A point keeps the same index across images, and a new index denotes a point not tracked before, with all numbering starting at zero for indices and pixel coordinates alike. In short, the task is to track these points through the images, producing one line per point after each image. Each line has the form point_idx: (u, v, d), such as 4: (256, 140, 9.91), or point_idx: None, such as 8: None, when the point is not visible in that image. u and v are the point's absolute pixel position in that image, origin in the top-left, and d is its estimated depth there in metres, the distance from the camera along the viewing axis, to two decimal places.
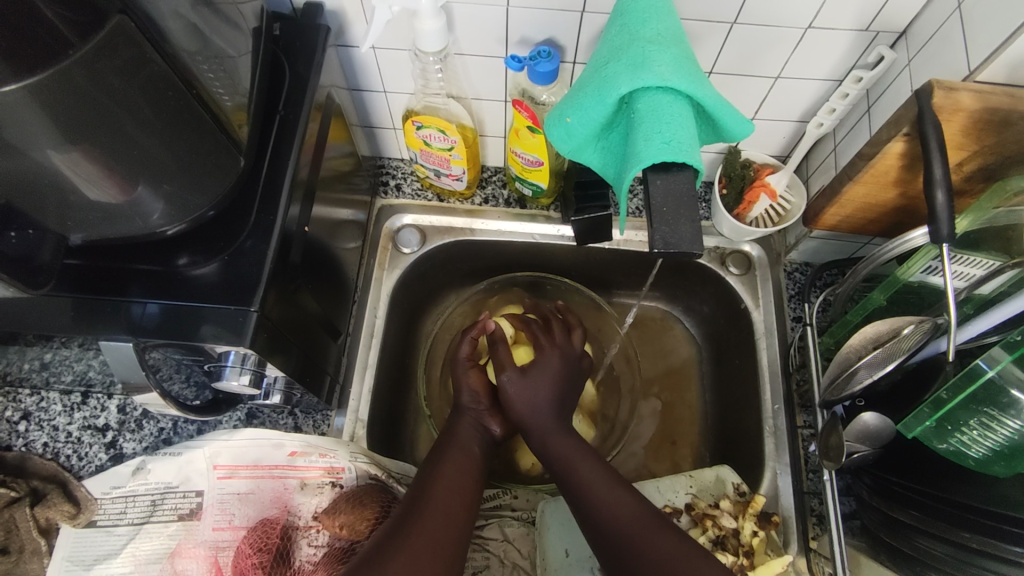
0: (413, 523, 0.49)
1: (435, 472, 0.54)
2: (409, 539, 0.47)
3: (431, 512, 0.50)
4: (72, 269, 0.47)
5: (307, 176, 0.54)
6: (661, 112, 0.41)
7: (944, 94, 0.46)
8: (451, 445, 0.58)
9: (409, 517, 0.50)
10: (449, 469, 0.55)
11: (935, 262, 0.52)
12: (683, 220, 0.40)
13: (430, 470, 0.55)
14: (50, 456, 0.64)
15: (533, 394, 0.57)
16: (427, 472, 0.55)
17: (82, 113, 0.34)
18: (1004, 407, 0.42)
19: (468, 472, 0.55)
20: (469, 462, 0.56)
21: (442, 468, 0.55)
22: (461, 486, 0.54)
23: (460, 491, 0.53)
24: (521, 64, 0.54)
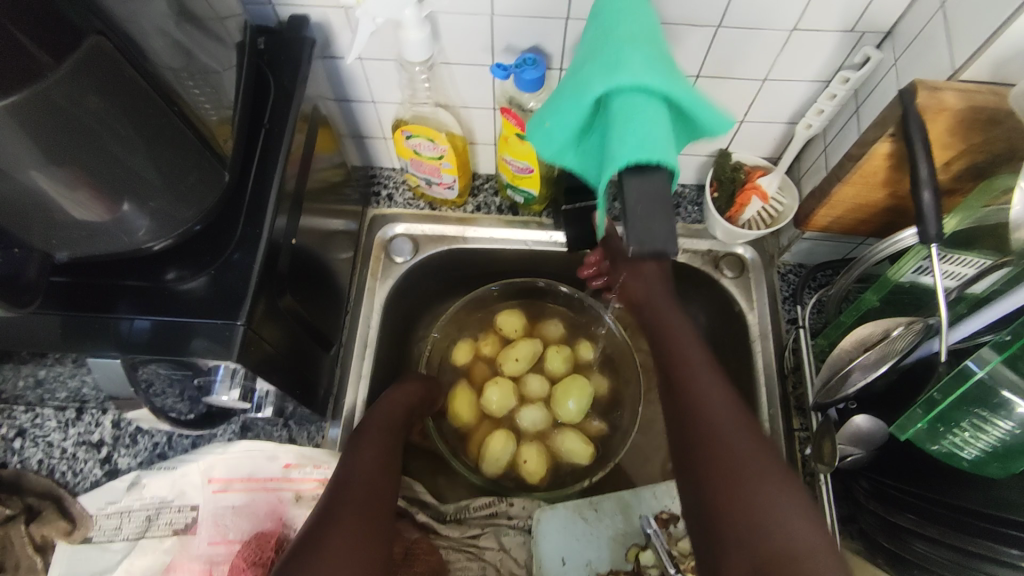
0: (337, 506, 0.49)
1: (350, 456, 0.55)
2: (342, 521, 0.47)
3: (364, 481, 0.52)
4: (60, 286, 0.47)
5: (295, 187, 0.54)
6: (634, 113, 0.40)
7: (929, 94, 0.46)
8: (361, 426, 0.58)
9: (334, 501, 0.50)
10: (365, 448, 0.55)
11: (925, 262, 0.52)
12: (658, 220, 0.39)
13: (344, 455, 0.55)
14: (45, 473, 0.64)
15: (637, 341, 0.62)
16: (346, 454, 0.55)
17: (64, 132, 0.34)
18: (996, 408, 0.42)
19: (388, 434, 0.58)
20: (382, 440, 0.57)
21: (363, 433, 0.57)
22: (379, 466, 0.54)
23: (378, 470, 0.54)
24: (507, 72, 0.54)
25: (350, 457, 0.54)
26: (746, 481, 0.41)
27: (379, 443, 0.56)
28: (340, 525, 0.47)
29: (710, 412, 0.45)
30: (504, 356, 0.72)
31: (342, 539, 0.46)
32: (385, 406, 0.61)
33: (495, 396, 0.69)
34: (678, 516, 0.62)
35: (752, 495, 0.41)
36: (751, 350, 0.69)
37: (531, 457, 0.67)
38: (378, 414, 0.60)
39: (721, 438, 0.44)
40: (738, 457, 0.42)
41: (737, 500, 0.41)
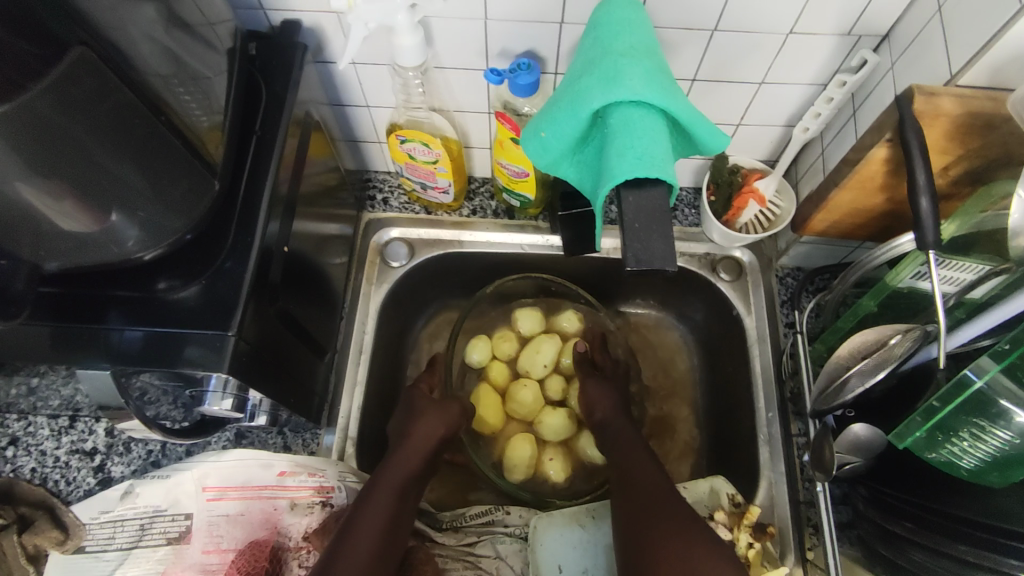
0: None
1: (349, 527, 0.52)
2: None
3: (352, 558, 0.49)
4: (49, 297, 0.47)
5: (288, 192, 0.54)
6: (633, 127, 0.40)
7: (926, 99, 0.45)
8: (365, 488, 0.55)
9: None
10: (368, 519, 0.52)
11: (923, 268, 0.51)
12: (655, 238, 0.38)
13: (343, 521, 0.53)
14: (38, 481, 0.63)
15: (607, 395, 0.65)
16: (346, 521, 0.52)
17: (48, 144, 0.34)
18: (995, 417, 0.42)
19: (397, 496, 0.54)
20: (387, 505, 0.53)
21: (370, 497, 0.53)
22: (378, 540, 0.51)
23: (376, 544, 0.51)
24: (501, 77, 0.53)
25: (348, 528, 0.51)
26: (658, 533, 0.49)
27: (382, 509, 0.53)
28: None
29: (651, 493, 0.52)
30: (527, 354, 0.72)
31: None
32: (397, 459, 0.57)
33: (526, 398, 0.69)
34: None
35: (667, 540, 0.48)
36: (748, 354, 0.69)
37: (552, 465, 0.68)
38: (391, 473, 0.56)
39: (647, 501, 0.52)
40: (658, 513, 0.50)
41: (661, 556, 0.47)
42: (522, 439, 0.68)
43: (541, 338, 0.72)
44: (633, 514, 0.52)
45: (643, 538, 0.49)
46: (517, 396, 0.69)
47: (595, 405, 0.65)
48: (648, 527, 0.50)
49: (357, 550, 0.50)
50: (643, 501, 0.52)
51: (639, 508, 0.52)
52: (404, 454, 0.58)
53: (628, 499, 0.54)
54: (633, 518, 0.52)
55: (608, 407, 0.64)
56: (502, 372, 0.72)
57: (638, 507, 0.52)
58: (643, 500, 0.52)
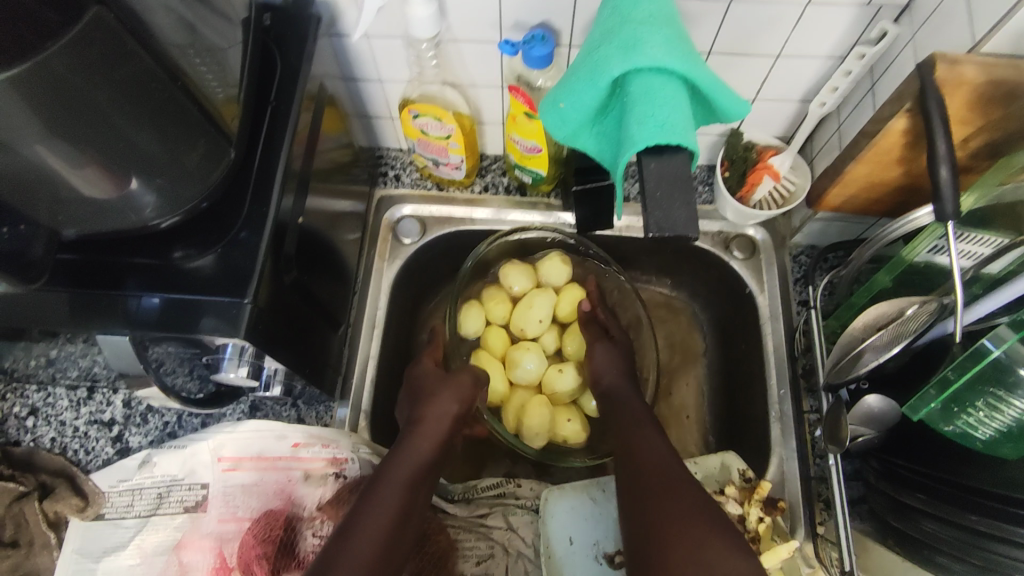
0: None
1: (368, 491, 0.52)
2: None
3: (370, 517, 0.49)
4: (68, 263, 0.47)
5: (301, 167, 0.54)
6: (654, 94, 0.40)
7: (948, 68, 0.44)
8: (370, 482, 0.52)
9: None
10: (378, 494, 0.51)
11: (940, 242, 0.51)
12: (677, 203, 0.38)
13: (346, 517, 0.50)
14: (58, 450, 0.64)
15: (613, 363, 0.65)
16: (349, 517, 0.50)
17: (66, 106, 0.34)
18: (1011, 386, 0.42)
19: (419, 462, 0.54)
20: (394, 500, 0.51)
21: (390, 462, 0.54)
22: (385, 535, 0.48)
23: (383, 540, 0.48)
24: (515, 49, 0.53)
25: (352, 523, 0.49)
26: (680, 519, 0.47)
27: (389, 504, 0.50)
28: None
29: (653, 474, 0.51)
30: (523, 311, 0.70)
31: None
32: (403, 453, 0.55)
33: (530, 362, 0.68)
34: None
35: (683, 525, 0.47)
36: (760, 332, 0.69)
37: (569, 424, 0.68)
38: (397, 467, 0.53)
39: (673, 484, 0.50)
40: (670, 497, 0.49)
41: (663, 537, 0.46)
42: (537, 402, 0.67)
43: (535, 293, 0.70)
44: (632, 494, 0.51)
45: (652, 526, 0.48)
46: (521, 359, 0.68)
47: (602, 372, 0.64)
48: (660, 512, 0.48)
49: (359, 545, 0.47)
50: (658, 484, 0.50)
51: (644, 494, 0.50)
52: (410, 445, 0.55)
53: (636, 483, 0.52)
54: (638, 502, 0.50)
55: (614, 375, 0.64)
56: (498, 338, 0.71)
57: (644, 490, 0.51)
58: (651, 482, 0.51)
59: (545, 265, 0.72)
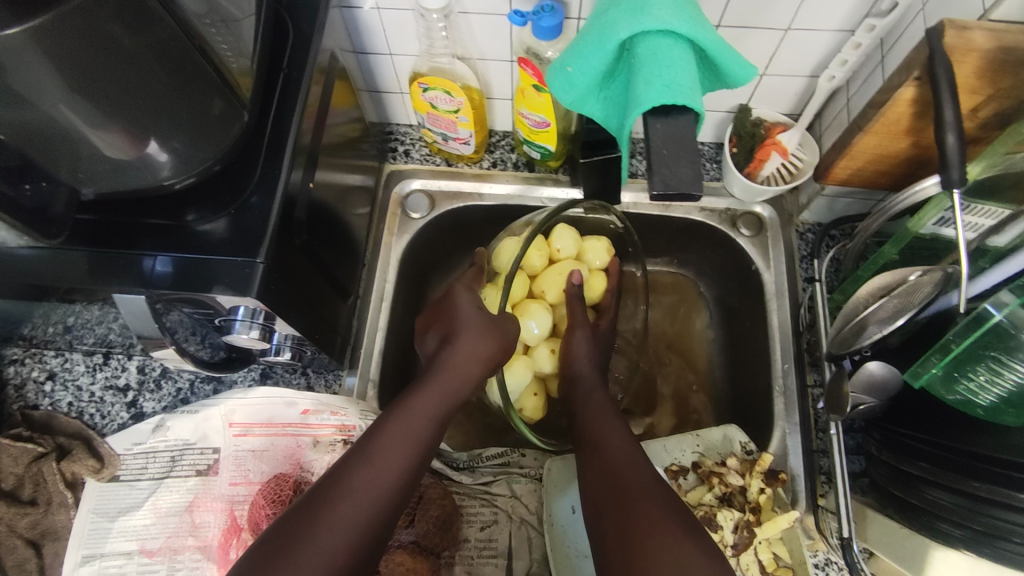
0: (322, 509, 0.45)
1: (381, 425, 0.51)
2: (318, 535, 0.44)
3: (378, 454, 0.49)
4: (85, 224, 0.49)
5: (311, 142, 0.54)
6: (661, 56, 0.40)
7: (957, 34, 0.44)
8: (394, 412, 0.52)
9: (323, 506, 0.45)
10: (391, 430, 0.51)
11: (946, 213, 0.51)
12: (683, 163, 0.39)
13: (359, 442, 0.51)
14: (74, 414, 0.66)
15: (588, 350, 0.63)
16: (362, 443, 0.50)
17: (86, 62, 0.35)
18: (1014, 350, 0.43)
19: (440, 398, 0.53)
20: (409, 440, 0.50)
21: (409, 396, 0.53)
22: (395, 474, 0.49)
23: (392, 477, 0.48)
24: (524, 19, 0.53)
25: (367, 455, 0.49)
26: (649, 525, 0.46)
27: (401, 442, 0.50)
28: (314, 537, 0.44)
29: (630, 476, 0.50)
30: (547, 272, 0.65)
31: (325, 521, 0.44)
32: (432, 387, 0.54)
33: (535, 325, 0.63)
34: (688, 469, 0.62)
35: (654, 529, 0.45)
36: (766, 308, 0.69)
37: (530, 396, 0.65)
38: (423, 403, 0.53)
39: (634, 494, 0.48)
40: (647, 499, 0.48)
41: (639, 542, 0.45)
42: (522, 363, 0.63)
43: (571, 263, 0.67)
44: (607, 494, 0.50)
45: (625, 525, 0.46)
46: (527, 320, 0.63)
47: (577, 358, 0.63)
48: (636, 512, 0.47)
49: (367, 479, 0.47)
50: (620, 490, 0.49)
51: (604, 499, 0.50)
52: (440, 383, 0.54)
53: (603, 482, 0.51)
54: (599, 506, 0.50)
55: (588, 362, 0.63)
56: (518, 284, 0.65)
57: (621, 492, 0.49)
58: (613, 486, 0.50)
59: (590, 242, 0.69)
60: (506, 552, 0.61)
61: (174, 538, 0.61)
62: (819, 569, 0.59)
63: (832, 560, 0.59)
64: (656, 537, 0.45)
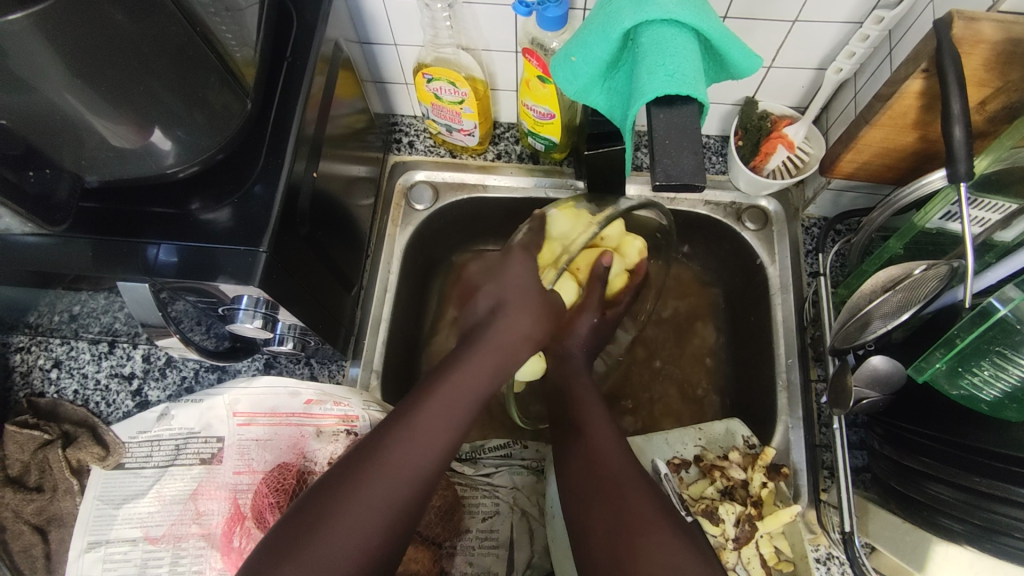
0: (350, 489, 0.43)
1: (428, 389, 0.48)
2: (353, 505, 0.42)
3: (422, 421, 0.46)
4: (90, 212, 0.49)
5: (314, 132, 0.54)
6: (665, 45, 0.40)
7: (965, 25, 0.44)
8: (444, 375, 0.48)
9: (358, 478, 0.44)
10: (438, 396, 0.47)
11: (953, 208, 0.50)
12: (685, 153, 0.39)
13: (392, 414, 0.47)
14: (80, 402, 0.67)
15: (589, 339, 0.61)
16: (395, 416, 0.47)
17: (87, 48, 0.35)
18: (1018, 346, 0.42)
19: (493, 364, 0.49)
20: (455, 410, 0.47)
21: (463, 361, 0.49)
22: (439, 445, 0.46)
23: (436, 444, 0.46)
24: (529, 9, 0.52)
25: (411, 422, 0.46)
26: (647, 521, 0.47)
27: (446, 412, 0.47)
28: (341, 520, 0.42)
29: (625, 472, 0.51)
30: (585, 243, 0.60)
31: (359, 490, 0.43)
32: (485, 354, 0.49)
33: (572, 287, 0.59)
34: (690, 463, 0.62)
35: (648, 528, 0.47)
36: (770, 303, 0.69)
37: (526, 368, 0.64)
38: (461, 379, 0.48)
39: (622, 490, 0.49)
40: (641, 496, 0.49)
41: (628, 539, 0.46)
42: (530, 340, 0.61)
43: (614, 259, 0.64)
44: (598, 485, 0.50)
45: (617, 516, 0.48)
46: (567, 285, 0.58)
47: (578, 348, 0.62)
48: (630, 506, 0.48)
49: (398, 460, 0.44)
50: (600, 483, 0.50)
51: (585, 490, 0.51)
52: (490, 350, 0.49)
53: (598, 475, 0.51)
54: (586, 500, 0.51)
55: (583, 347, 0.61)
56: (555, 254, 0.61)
57: (617, 486, 0.50)
58: (603, 480, 0.51)
59: (630, 239, 0.66)
60: (507, 543, 0.62)
61: (177, 525, 0.62)
62: (820, 564, 0.59)
63: (834, 554, 0.59)
64: (650, 540, 0.46)
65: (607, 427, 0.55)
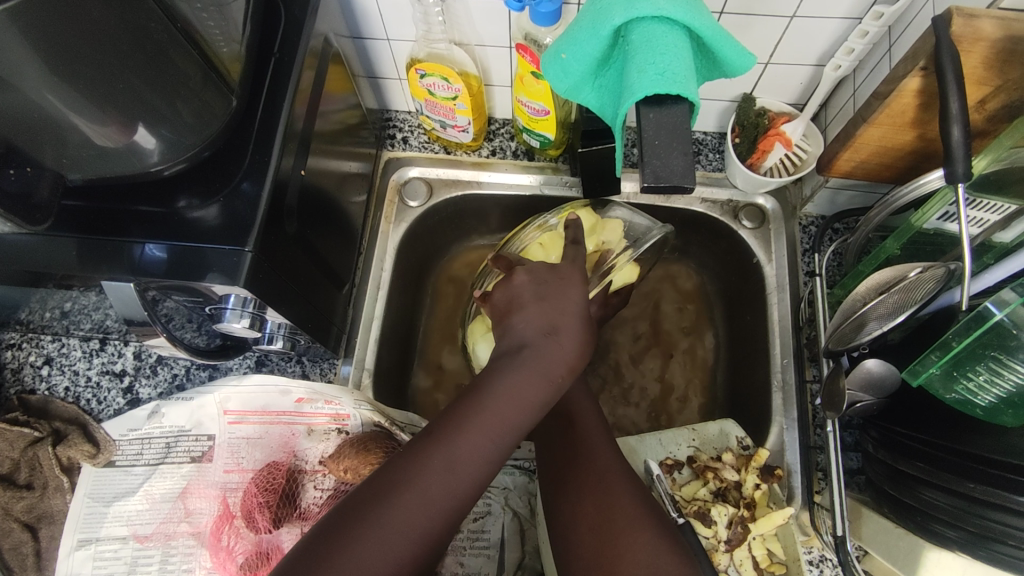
0: (380, 510, 0.40)
1: (468, 409, 0.44)
2: (383, 535, 0.39)
3: (458, 443, 0.43)
4: (75, 209, 0.48)
5: (303, 127, 0.53)
6: (656, 43, 0.39)
7: (964, 22, 0.43)
8: (484, 395, 0.45)
9: (389, 505, 0.40)
10: (475, 418, 0.44)
11: (951, 208, 0.49)
12: (675, 154, 0.39)
13: (430, 429, 0.44)
14: (71, 399, 0.66)
15: None
16: (436, 432, 0.43)
17: (65, 45, 0.34)
18: (1013, 350, 0.41)
19: (537, 384, 0.45)
20: (493, 433, 0.44)
21: (502, 379, 0.45)
22: (473, 465, 0.43)
23: (471, 469, 0.42)
24: (522, 4, 0.50)
25: (447, 445, 0.42)
26: (629, 521, 0.47)
27: (486, 435, 0.43)
28: (370, 542, 0.39)
29: (615, 474, 0.50)
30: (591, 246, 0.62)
31: (391, 519, 0.40)
32: (528, 372, 0.45)
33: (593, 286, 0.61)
34: (683, 463, 0.61)
35: (636, 531, 0.46)
36: (766, 302, 0.68)
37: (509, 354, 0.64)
38: (502, 400, 0.45)
39: (612, 490, 0.49)
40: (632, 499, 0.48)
41: (612, 541, 0.46)
42: None
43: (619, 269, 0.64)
44: (585, 489, 0.49)
45: (603, 517, 0.47)
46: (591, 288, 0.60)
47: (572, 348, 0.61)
48: (618, 510, 0.47)
49: (435, 482, 0.41)
50: (585, 481, 0.50)
51: (570, 486, 0.50)
52: (532, 367, 0.46)
53: (588, 475, 0.50)
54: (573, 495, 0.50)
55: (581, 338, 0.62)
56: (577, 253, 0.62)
57: (609, 487, 0.49)
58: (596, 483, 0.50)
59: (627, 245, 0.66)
60: (498, 543, 0.61)
61: (167, 524, 0.62)
62: (813, 566, 0.59)
63: (827, 557, 0.59)
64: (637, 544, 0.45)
65: (596, 430, 0.54)
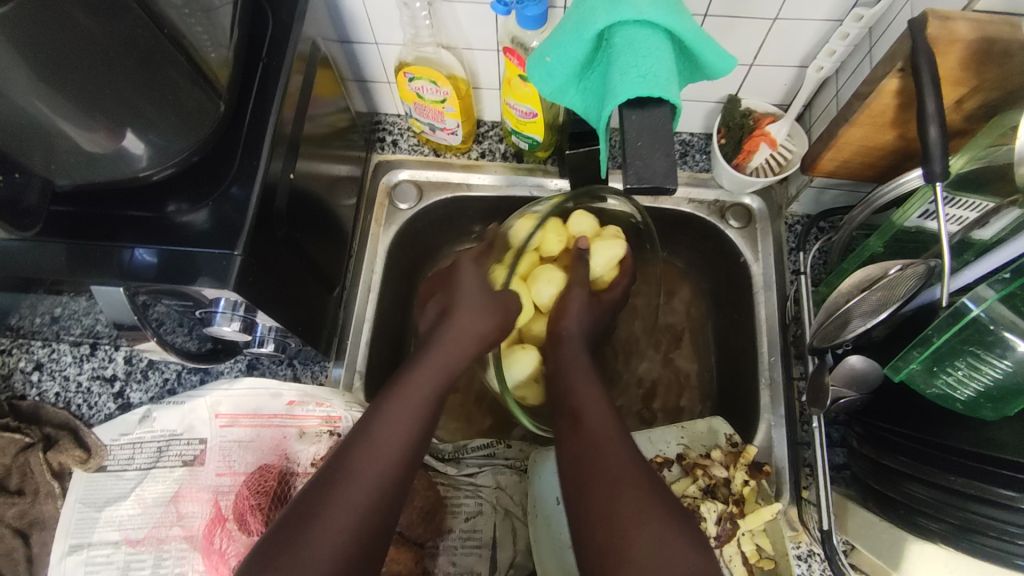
0: (324, 502, 0.43)
1: (384, 399, 0.49)
2: (329, 524, 0.42)
3: (382, 430, 0.47)
4: (65, 214, 0.49)
5: (291, 131, 0.54)
6: (638, 46, 0.40)
7: (940, 24, 0.44)
8: (395, 385, 0.50)
9: (331, 496, 0.44)
10: (395, 406, 0.48)
11: (931, 206, 0.50)
12: (657, 154, 0.39)
13: (358, 424, 0.48)
14: (62, 405, 0.66)
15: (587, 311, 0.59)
16: (362, 425, 0.48)
17: (53, 51, 0.34)
18: (990, 346, 0.43)
19: (439, 373, 0.51)
20: (414, 417, 0.48)
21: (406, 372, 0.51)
22: (400, 447, 0.47)
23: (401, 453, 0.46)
24: (507, 8, 0.51)
25: (371, 431, 0.47)
26: (631, 507, 0.43)
27: (409, 421, 0.48)
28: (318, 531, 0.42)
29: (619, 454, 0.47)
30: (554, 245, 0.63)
31: (334, 507, 0.43)
32: (428, 360, 0.51)
33: (544, 293, 0.60)
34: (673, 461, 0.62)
35: (642, 521, 0.43)
36: (753, 301, 0.69)
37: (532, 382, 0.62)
38: (417, 389, 0.49)
39: (618, 475, 0.45)
40: (635, 482, 0.45)
41: (619, 533, 0.43)
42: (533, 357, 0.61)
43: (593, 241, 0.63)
44: (587, 476, 0.46)
45: (607, 508, 0.44)
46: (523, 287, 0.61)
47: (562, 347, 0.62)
48: (620, 497, 0.44)
49: (370, 468, 0.45)
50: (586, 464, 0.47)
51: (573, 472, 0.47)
52: (437, 354, 0.52)
53: (586, 459, 0.47)
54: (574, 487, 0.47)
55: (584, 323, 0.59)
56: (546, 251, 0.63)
57: (609, 472, 0.46)
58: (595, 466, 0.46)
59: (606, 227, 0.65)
60: (490, 542, 0.62)
61: (159, 528, 0.62)
62: (801, 561, 0.60)
63: (815, 552, 0.59)
64: (645, 535, 0.42)
65: None
